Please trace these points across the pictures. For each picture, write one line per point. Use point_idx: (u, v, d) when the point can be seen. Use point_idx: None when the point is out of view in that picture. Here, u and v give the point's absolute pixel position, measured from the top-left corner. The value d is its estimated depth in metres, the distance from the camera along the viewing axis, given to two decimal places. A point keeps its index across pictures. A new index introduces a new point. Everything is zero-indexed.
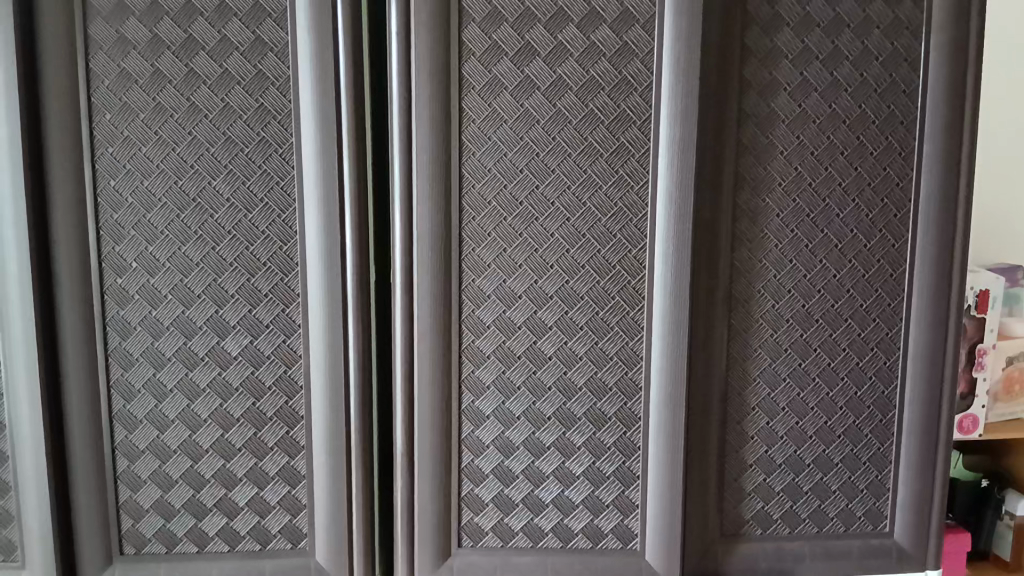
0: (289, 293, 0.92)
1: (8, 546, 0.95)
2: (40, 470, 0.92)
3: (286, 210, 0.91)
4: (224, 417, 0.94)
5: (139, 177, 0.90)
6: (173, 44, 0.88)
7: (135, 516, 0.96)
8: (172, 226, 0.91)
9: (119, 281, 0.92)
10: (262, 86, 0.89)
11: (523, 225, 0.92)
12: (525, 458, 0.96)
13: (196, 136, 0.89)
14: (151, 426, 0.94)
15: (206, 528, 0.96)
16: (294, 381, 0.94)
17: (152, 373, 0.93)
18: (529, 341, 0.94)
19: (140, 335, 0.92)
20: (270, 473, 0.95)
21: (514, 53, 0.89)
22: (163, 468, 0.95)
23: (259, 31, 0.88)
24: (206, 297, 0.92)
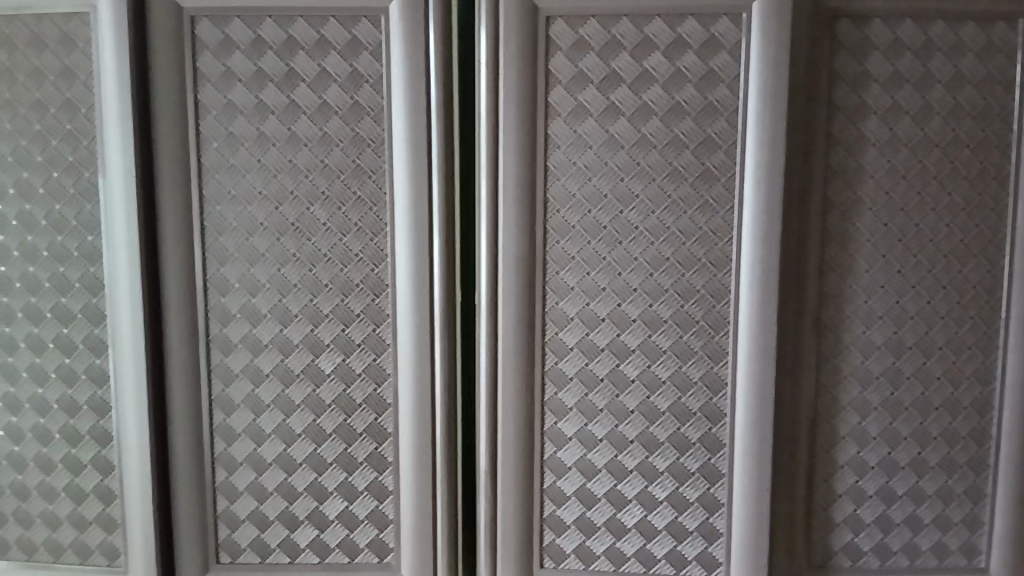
0: (380, 313, 0.95)
1: (113, 552, 0.99)
2: (144, 481, 0.97)
3: (378, 233, 0.94)
4: (317, 432, 0.97)
5: (243, 203, 0.95)
6: (275, 76, 0.93)
7: (232, 526, 0.99)
8: (272, 249, 0.95)
9: (222, 300, 0.96)
10: (358, 116, 0.93)
11: (607, 249, 0.93)
12: (608, 482, 0.96)
13: (295, 163, 0.94)
14: (249, 439, 0.98)
15: (298, 540, 0.99)
16: (383, 398, 0.96)
17: (251, 389, 0.97)
18: (612, 364, 0.95)
19: (240, 352, 0.97)
20: (359, 487, 0.98)
21: (601, 80, 0.91)
22: (259, 480, 0.98)
23: (357, 64, 0.92)
24: (302, 316, 0.96)
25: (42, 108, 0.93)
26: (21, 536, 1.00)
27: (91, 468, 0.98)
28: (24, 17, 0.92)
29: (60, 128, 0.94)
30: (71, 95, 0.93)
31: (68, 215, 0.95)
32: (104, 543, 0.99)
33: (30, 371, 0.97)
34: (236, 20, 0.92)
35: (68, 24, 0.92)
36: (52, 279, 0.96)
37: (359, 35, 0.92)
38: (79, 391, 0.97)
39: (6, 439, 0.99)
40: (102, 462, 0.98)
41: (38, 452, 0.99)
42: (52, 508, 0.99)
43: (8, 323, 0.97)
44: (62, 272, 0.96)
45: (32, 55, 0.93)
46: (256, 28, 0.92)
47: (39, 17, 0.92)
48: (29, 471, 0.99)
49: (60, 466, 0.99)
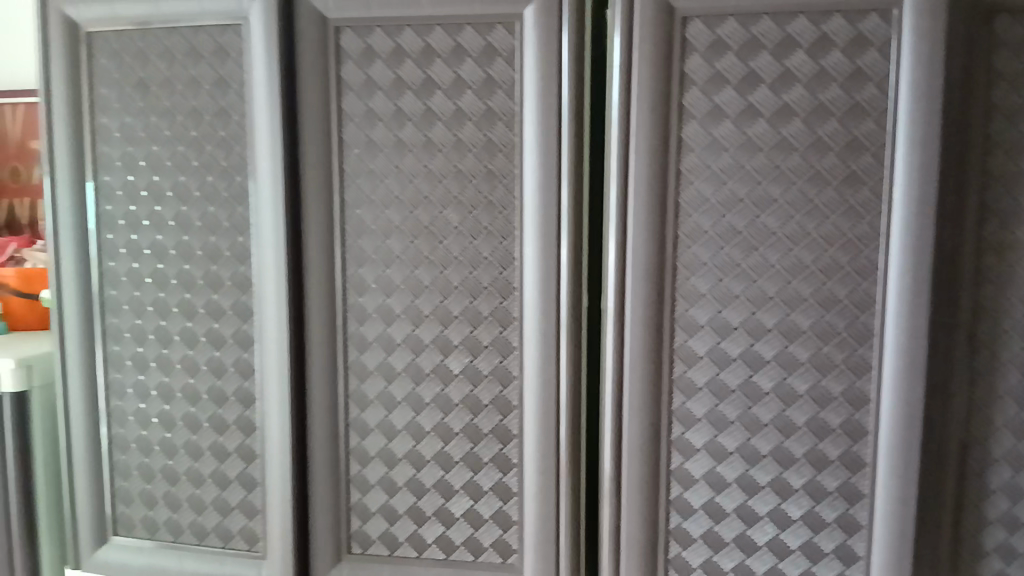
0: (507, 316, 0.96)
1: (253, 537, 1.05)
2: (284, 470, 1.01)
3: (508, 237, 0.95)
4: (445, 430, 0.99)
5: (381, 207, 0.98)
6: (413, 84, 0.95)
7: (363, 518, 1.03)
8: (407, 251, 0.98)
9: (359, 300, 1.00)
10: (491, 122, 0.94)
11: (742, 255, 0.90)
12: (738, 496, 0.93)
13: (430, 168, 0.96)
14: (380, 435, 1.01)
15: (425, 535, 1.01)
16: (509, 400, 0.97)
17: (384, 385, 1.00)
18: (745, 374, 0.92)
19: (375, 350, 1.00)
20: (484, 487, 0.99)
21: (739, 81, 0.88)
22: (390, 475, 1.01)
23: (491, 70, 0.94)
24: (433, 316, 0.98)
25: (199, 116, 1.00)
26: (171, 517, 1.07)
27: (235, 456, 1.04)
28: (183, 30, 0.99)
29: (214, 135, 1.00)
30: (224, 104, 0.99)
31: (220, 217, 1.01)
32: (245, 528, 1.05)
33: (183, 362, 1.04)
34: (377, 30, 0.96)
35: (223, 36, 0.98)
36: (205, 276, 1.02)
37: (495, 42, 0.93)
38: (227, 383, 1.03)
39: (159, 426, 1.06)
40: (245, 451, 1.04)
41: (188, 439, 1.05)
42: (199, 492, 1.06)
43: (163, 317, 1.04)
44: (214, 270, 1.02)
45: (190, 66, 0.99)
46: (396, 38, 0.95)
47: (196, 30, 0.98)
48: (178, 457, 1.06)
49: (207, 453, 1.05)
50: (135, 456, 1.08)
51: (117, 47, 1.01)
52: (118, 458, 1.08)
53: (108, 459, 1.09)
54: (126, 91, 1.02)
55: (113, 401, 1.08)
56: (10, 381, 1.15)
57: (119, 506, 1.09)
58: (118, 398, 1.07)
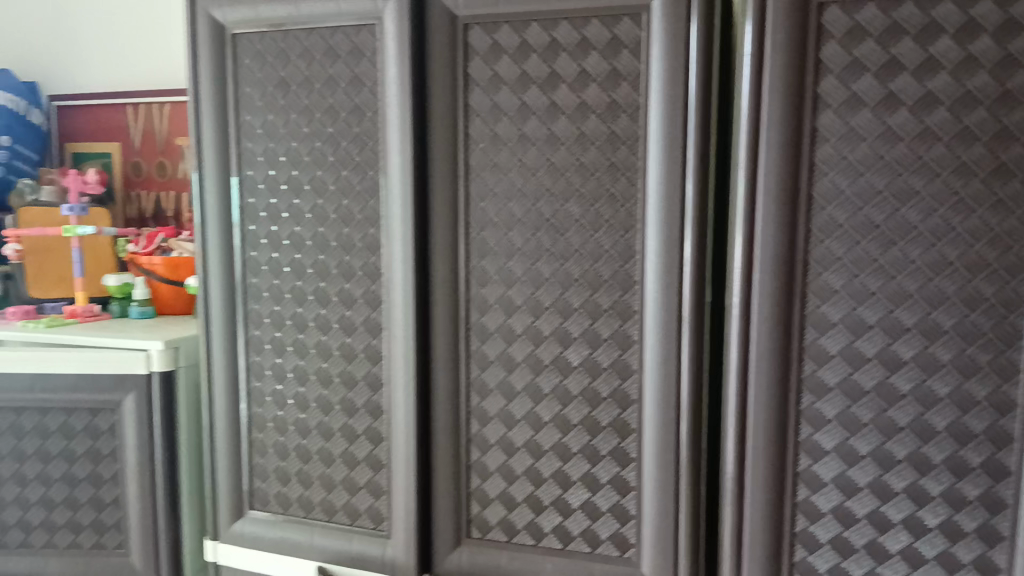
0: (627, 310, 0.96)
1: (378, 517, 1.09)
2: (409, 453, 1.05)
3: (629, 230, 0.95)
4: (563, 422, 1.00)
5: (504, 199, 1.00)
6: (539, 78, 0.96)
7: (482, 504, 1.05)
8: (529, 243, 0.99)
9: (482, 291, 1.02)
10: (615, 115, 0.94)
11: (879, 250, 0.87)
12: (869, 501, 0.90)
13: (552, 161, 0.97)
14: (500, 423, 1.03)
15: (542, 524, 1.03)
16: (627, 394, 0.97)
17: (504, 375, 1.02)
18: (880, 375, 0.88)
19: (496, 340, 1.02)
20: (602, 480, 0.99)
21: (878, 68, 0.84)
22: (509, 463, 1.03)
23: (616, 62, 0.93)
24: (553, 309, 0.99)
25: (334, 114, 1.04)
26: (303, 495, 1.13)
27: (363, 438, 1.08)
28: (321, 31, 1.03)
29: (349, 131, 1.04)
30: (358, 101, 1.03)
31: (353, 210, 1.05)
32: (371, 508, 1.09)
33: (317, 348, 1.09)
34: (505, 26, 0.97)
35: (357, 36, 1.02)
36: (339, 266, 1.07)
37: (621, 34, 0.93)
38: (357, 368, 1.08)
39: (294, 407, 1.12)
40: (373, 433, 1.08)
41: (320, 421, 1.10)
42: (329, 471, 1.11)
43: (300, 304, 1.09)
44: (347, 260, 1.06)
45: (327, 65, 1.04)
46: (522, 33, 0.96)
47: (333, 30, 1.03)
48: (311, 437, 1.11)
49: (337, 434, 1.10)
50: (271, 435, 1.14)
51: (260, 48, 1.07)
52: (256, 436, 1.15)
53: (246, 436, 1.16)
54: (268, 90, 1.07)
55: (253, 382, 1.14)
56: (159, 361, 1.24)
57: (256, 482, 1.16)
58: (257, 379, 1.14)
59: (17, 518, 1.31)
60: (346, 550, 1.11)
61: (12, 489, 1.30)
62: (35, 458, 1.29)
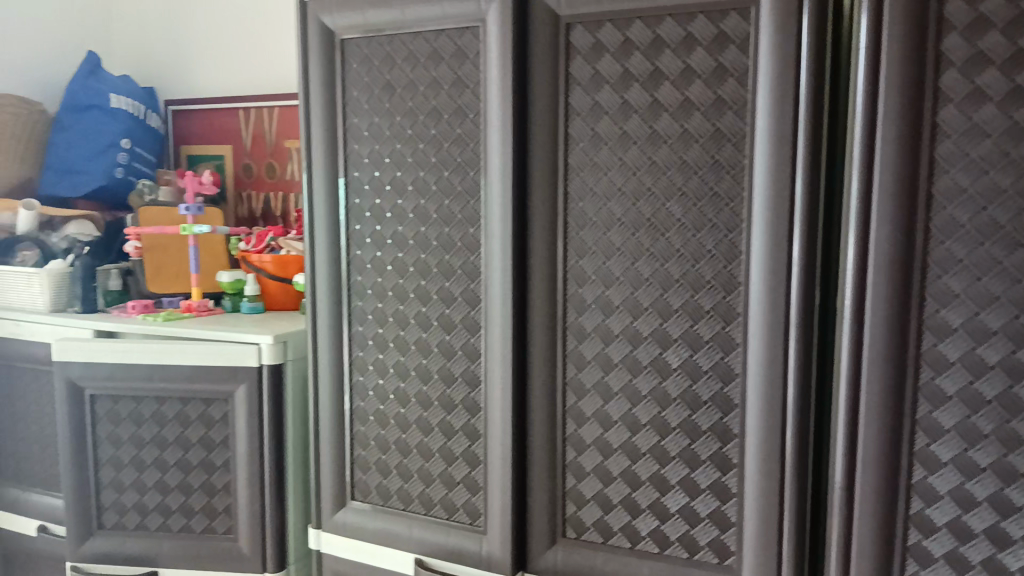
0: (730, 311, 0.94)
1: (474, 513, 1.10)
2: (505, 451, 1.06)
3: (734, 231, 0.93)
4: (662, 425, 0.98)
5: (603, 199, 0.99)
6: (641, 76, 0.95)
7: (578, 504, 1.05)
8: (628, 243, 0.98)
9: (580, 290, 1.02)
10: (720, 111, 0.92)
11: (1004, 252, 0.81)
12: (988, 516, 0.84)
13: (654, 160, 0.96)
14: (597, 424, 1.02)
15: (639, 527, 1.01)
16: (730, 398, 0.95)
17: (601, 375, 1.02)
18: (1002, 384, 0.83)
19: (593, 341, 1.02)
20: (701, 485, 0.97)
21: (1004, 61, 0.79)
22: (605, 464, 1.03)
23: (723, 58, 0.91)
24: (653, 309, 0.98)
25: (438, 115, 1.06)
26: (402, 487, 1.16)
27: (461, 434, 1.10)
28: (426, 34, 1.06)
29: (451, 132, 1.06)
30: (461, 103, 1.04)
31: (454, 209, 1.07)
32: (468, 503, 1.11)
33: (417, 344, 1.12)
34: (607, 25, 0.96)
35: (461, 38, 1.03)
36: (440, 264, 1.09)
37: (728, 29, 0.90)
38: (456, 365, 1.09)
39: (395, 402, 1.15)
40: (470, 430, 1.09)
41: (420, 416, 1.13)
42: (427, 465, 1.13)
43: (402, 301, 1.12)
44: (448, 259, 1.08)
45: (432, 68, 1.06)
46: (625, 31, 0.96)
47: (438, 33, 1.05)
48: (410, 432, 1.14)
49: (436, 429, 1.12)
50: (373, 428, 1.17)
51: (367, 53, 1.10)
52: (359, 428, 1.19)
53: (349, 428, 1.19)
54: (374, 93, 1.11)
55: (356, 376, 1.18)
56: (268, 354, 1.30)
57: (358, 473, 1.20)
58: (360, 373, 1.18)
59: (134, 502, 1.37)
60: (443, 543, 1.13)
61: (130, 474, 1.37)
62: (152, 444, 1.36)
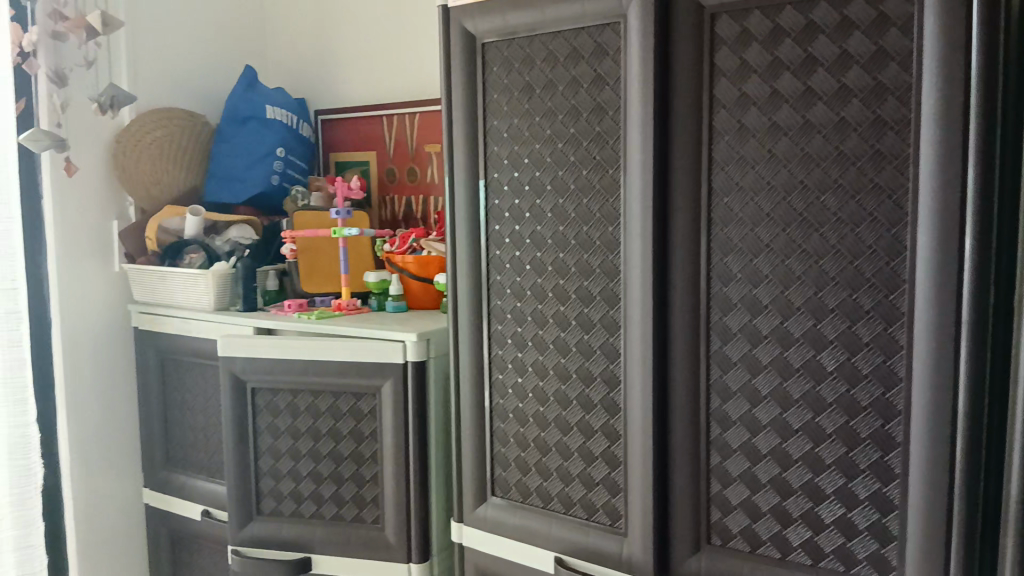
0: (893, 312, 0.88)
1: (615, 514, 1.09)
2: (646, 452, 1.04)
3: (897, 224, 0.87)
4: (816, 431, 0.94)
5: (750, 193, 0.96)
6: (793, 64, 0.91)
7: (723, 511, 1.02)
8: (777, 240, 0.95)
9: (725, 289, 0.99)
10: (881, 97, 0.86)
11: None
12: None
13: (807, 152, 0.92)
14: (743, 428, 0.99)
15: (790, 537, 0.97)
16: (893, 404, 0.89)
17: (748, 378, 0.98)
18: None
19: (739, 341, 0.98)
20: (860, 496, 0.92)
21: None
22: (752, 470, 0.99)
23: (883, 42, 0.85)
24: (805, 309, 0.94)
25: (577, 114, 1.06)
26: (541, 485, 1.16)
27: (600, 434, 1.09)
28: (565, 33, 1.06)
29: (590, 130, 1.05)
30: (600, 100, 1.04)
31: (592, 208, 1.06)
32: (608, 504, 1.10)
33: (556, 343, 1.12)
34: (755, 12, 0.93)
35: (601, 35, 1.03)
36: (578, 264, 1.08)
37: (888, 10, 0.85)
38: (594, 364, 1.09)
39: (534, 400, 1.15)
40: (610, 430, 1.08)
41: (559, 414, 1.13)
42: (567, 464, 1.13)
43: (541, 300, 1.13)
44: (586, 258, 1.08)
45: (571, 66, 1.06)
46: (775, 17, 0.92)
47: (578, 31, 1.05)
48: (550, 430, 1.14)
49: (575, 428, 1.12)
50: (512, 425, 1.19)
51: (508, 55, 1.12)
52: (498, 425, 1.20)
53: (489, 425, 1.21)
54: (515, 94, 1.12)
55: (496, 374, 1.20)
56: (413, 351, 1.34)
57: (498, 470, 1.22)
58: (500, 371, 1.19)
59: (289, 489, 1.45)
60: (583, 543, 1.12)
61: (286, 463, 1.45)
62: (307, 435, 1.43)
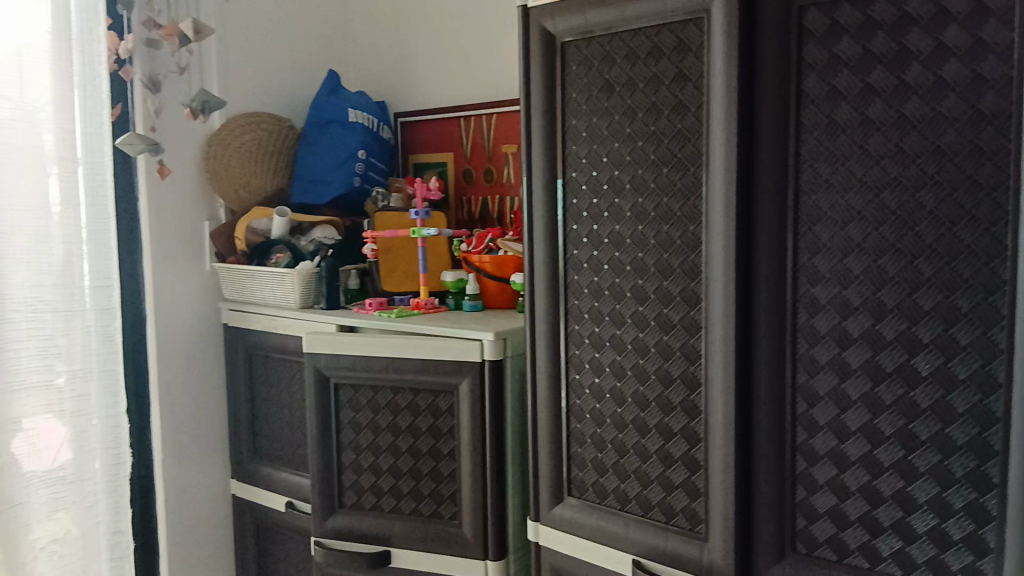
0: (993, 314, 0.85)
1: (695, 518, 1.07)
2: (728, 456, 1.02)
3: (998, 223, 0.84)
4: (909, 438, 0.90)
5: (840, 191, 0.93)
6: (885, 57, 0.88)
7: (809, 518, 0.99)
8: (869, 239, 0.91)
9: (812, 290, 0.96)
10: (979, 91, 0.83)
11: None
12: None
13: (901, 147, 0.88)
14: (831, 434, 0.96)
15: (879, 547, 0.94)
16: (993, 412, 0.85)
17: (837, 382, 0.95)
18: None
19: (828, 344, 0.95)
20: (955, 506, 0.88)
21: None
22: (841, 477, 0.96)
23: (983, 33, 0.82)
24: (898, 311, 0.90)
25: (658, 112, 1.05)
26: (619, 487, 1.15)
27: (680, 436, 1.08)
28: (647, 30, 1.05)
29: (672, 128, 1.04)
30: (682, 97, 1.02)
31: (673, 207, 1.05)
32: (687, 508, 1.08)
33: (634, 344, 1.11)
34: (845, 4, 0.90)
35: (684, 31, 1.01)
36: (658, 264, 1.07)
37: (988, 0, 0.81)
38: (674, 365, 1.07)
39: (611, 401, 1.15)
40: (690, 433, 1.07)
41: (637, 416, 1.12)
42: (645, 467, 1.12)
43: (619, 301, 1.12)
44: (666, 258, 1.06)
45: (652, 63, 1.05)
46: (866, 8, 0.88)
47: (659, 28, 1.03)
48: (628, 432, 1.13)
49: (654, 430, 1.10)
50: (589, 426, 1.18)
51: (587, 53, 1.11)
52: (575, 426, 1.20)
53: (566, 425, 1.21)
54: (594, 93, 1.11)
55: (573, 374, 1.19)
56: (490, 350, 1.36)
57: (575, 470, 1.21)
58: (577, 371, 1.19)
59: (370, 483, 1.48)
60: (662, 546, 1.11)
61: (367, 458, 1.48)
62: (387, 430, 1.46)
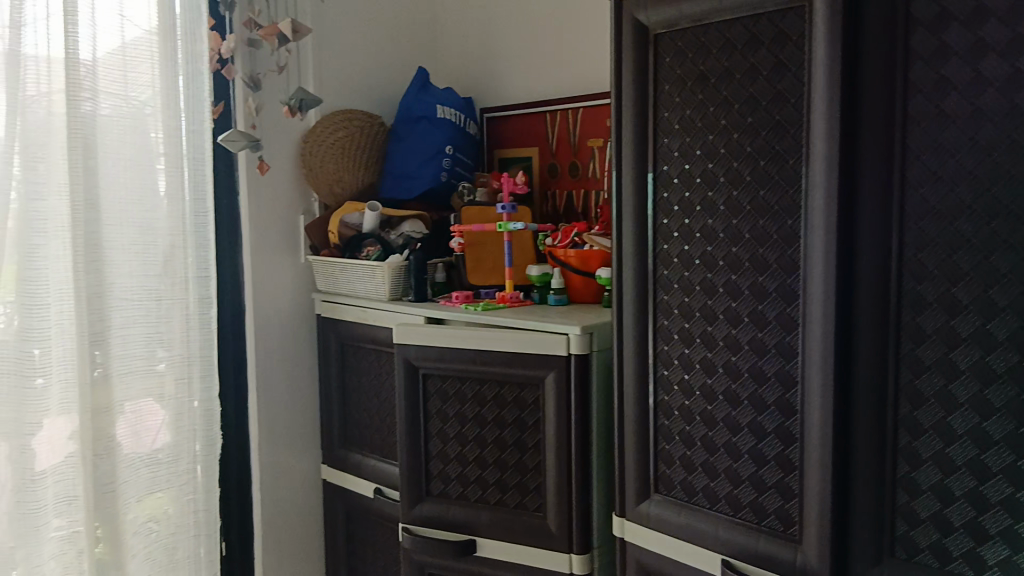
0: None
1: (788, 520, 1.05)
2: (824, 458, 0.99)
3: None
4: (1019, 442, 0.87)
5: (948, 185, 0.89)
6: (999, 45, 0.84)
7: (909, 523, 0.96)
8: (980, 234, 0.87)
9: (918, 287, 0.92)
10: None
11: None
12: None
13: (1015, 139, 0.84)
14: (936, 437, 0.92)
15: (985, 555, 0.91)
16: None
17: (943, 384, 0.91)
18: None
19: (933, 344, 0.92)
20: None
21: None
22: (944, 482, 0.93)
23: None
24: (1011, 310, 0.86)
25: (755, 103, 1.03)
26: (708, 485, 1.14)
27: (773, 436, 1.06)
28: (743, 20, 1.03)
29: (769, 120, 1.01)
30: (781, 88, 1.00)
31: (769, 200, 1.03)
32: (781, 509, 1.06)
33: (726, 340, 1.09)
34: None
35: (783, 20, 0.99)
36: (753, 259, 1.05)
37: None
38: (768, 363, 1.05)
39: (702, 398, 1.13)
40: (784, 432, 1.04)
41: (728, 414, 1.10)
42: (736, 466, 1.10)
43: (710, 296, 1.10)
44: (762, 253, 1.04)
45: (749, 54, 1.03)
46: None
47: (756, 18, 1.01)
48: (718, 430, 1.11)
49: (746, 429, 1.08)
50: (678, 423, 1.17)
51: (681, 45, 1.10)
52: (663, 422, 1.19)
53: (653, 421, 1.20)
54: (688, 86, 1.10)
55: (661, 370, 1.18)
56: (576, 344, 1.36)
57: (662, 467, 1.20)
58: (666, 367, 1.18)
59: (457, 473, 1.51)
60: (752, 547, 1.09)
61: (454, 448, 1.51)
62: (473, 422, 1.48)
